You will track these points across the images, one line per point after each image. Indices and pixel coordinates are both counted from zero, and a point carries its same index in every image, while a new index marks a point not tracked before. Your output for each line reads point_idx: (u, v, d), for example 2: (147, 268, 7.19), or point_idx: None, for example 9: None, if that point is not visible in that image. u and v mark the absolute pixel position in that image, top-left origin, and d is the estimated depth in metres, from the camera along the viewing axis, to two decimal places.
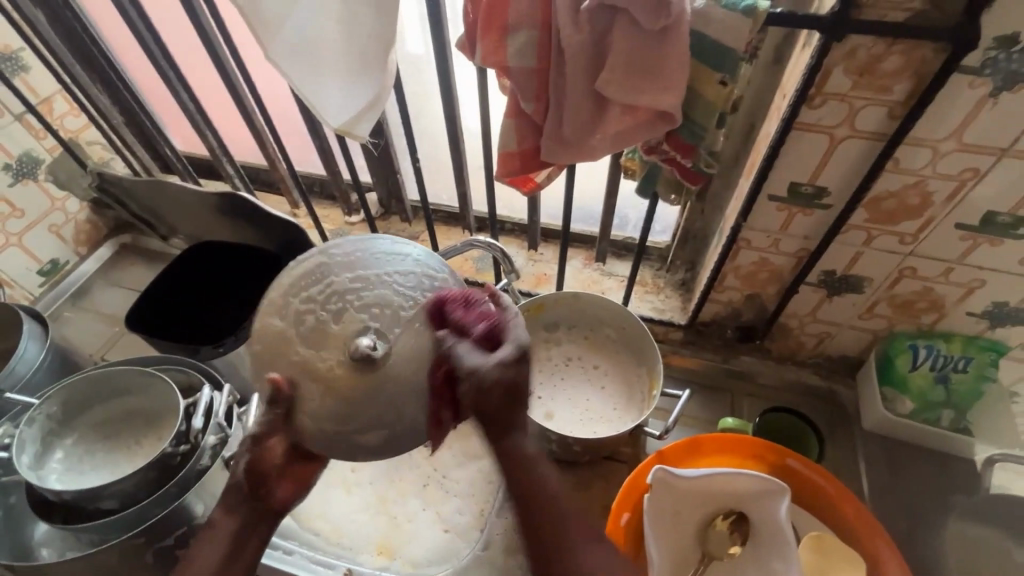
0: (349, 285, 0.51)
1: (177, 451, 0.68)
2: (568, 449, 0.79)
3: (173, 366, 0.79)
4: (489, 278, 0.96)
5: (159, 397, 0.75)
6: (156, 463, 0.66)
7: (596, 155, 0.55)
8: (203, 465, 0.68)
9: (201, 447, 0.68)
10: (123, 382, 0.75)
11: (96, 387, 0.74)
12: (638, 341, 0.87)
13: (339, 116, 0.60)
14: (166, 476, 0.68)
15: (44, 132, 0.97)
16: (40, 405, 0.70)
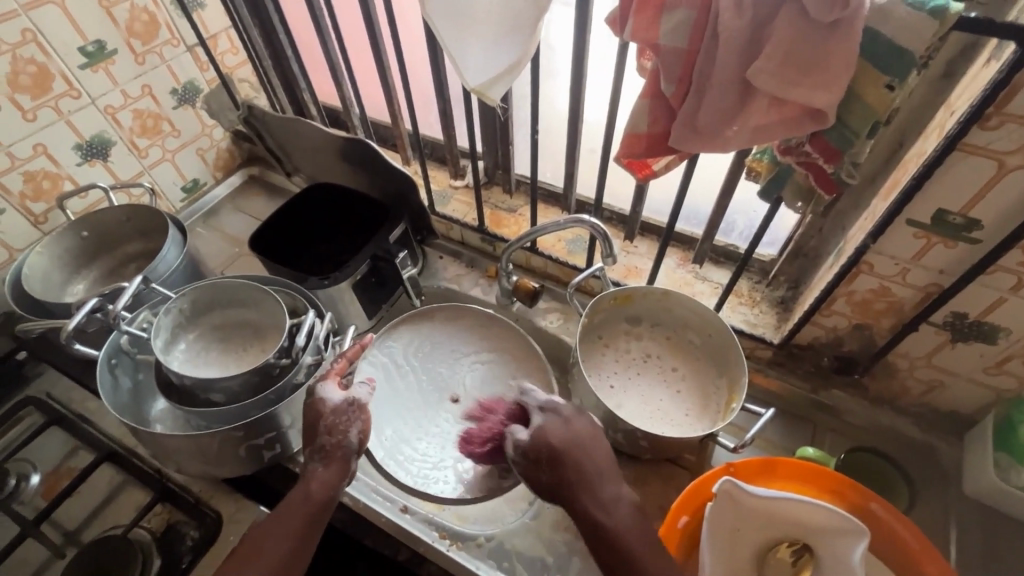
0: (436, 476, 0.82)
1: (279, 363, 0.75)
2: (634, 443, 0.77)
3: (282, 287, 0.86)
4: (580, 261, 0.97)
5: (270, 314, 0.83)
6: (260, 371, 0.73)
7: (727, 147, 0.54)
8: (298, 381, 0.75)
9: (300, 364, 0.75)
10: (243, 294, 0.83)
11: (221, 294, 0.83)
12: (724, 351, 0.85)
13: (478, 76, 0.61)
14: (265, 384, 0.75)
15: (207, 65, 1.09)
16: (175, 300, 0.79)
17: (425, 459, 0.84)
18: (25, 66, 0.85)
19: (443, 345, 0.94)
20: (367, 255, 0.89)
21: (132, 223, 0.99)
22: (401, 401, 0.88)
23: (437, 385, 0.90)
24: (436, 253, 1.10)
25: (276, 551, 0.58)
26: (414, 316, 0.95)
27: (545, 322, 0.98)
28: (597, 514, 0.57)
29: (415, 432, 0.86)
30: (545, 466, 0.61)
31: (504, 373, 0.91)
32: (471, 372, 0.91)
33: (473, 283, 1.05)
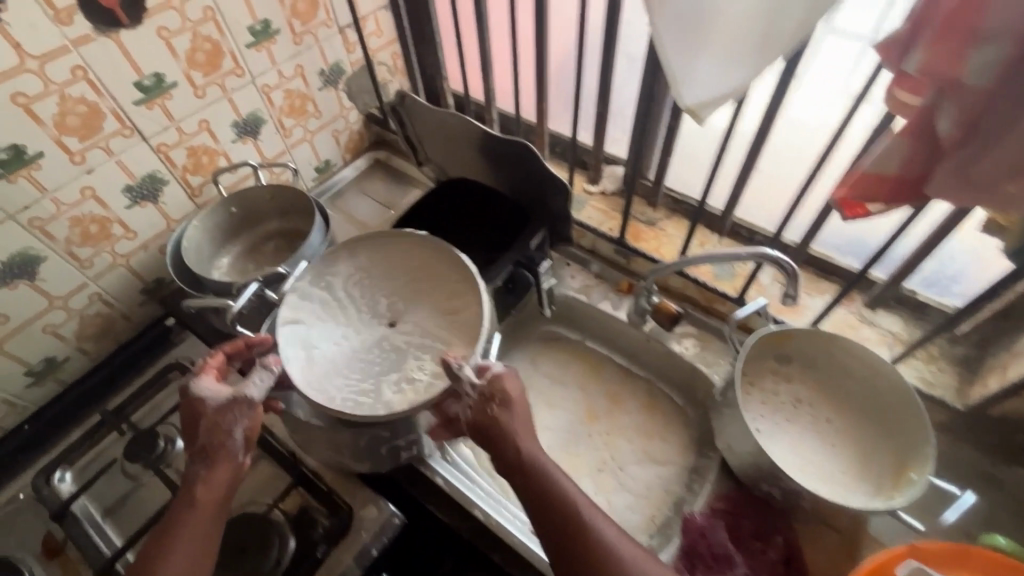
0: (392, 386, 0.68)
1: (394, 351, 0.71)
2: (792, 501, 0.70)
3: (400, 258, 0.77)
4: (729, 289, 0.92)
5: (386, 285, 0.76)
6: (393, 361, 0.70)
7: (1003, 204, 0.47)
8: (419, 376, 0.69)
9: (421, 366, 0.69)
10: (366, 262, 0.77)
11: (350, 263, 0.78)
12: (894, 410, 0.76)
13: (694, 95, 0.55)
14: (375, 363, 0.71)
15: (354, 47, 1.08)
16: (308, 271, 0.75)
17: (353, 388, 0.68)
18: (202, 43, 0.85)
19: (396, 272, 0.77)
20: (509, 262, 0.87)
21: (275, 203, 1.01)
22: (338, 330, 0.73)
23: (357, 305, 0.75)
24: (564, 260, 1.05)
25: (182, 557, 0.58)
26: (358, 239, 0.78)
27: (679, 348, 0.92)
28: (540, 456, 0.61)
29: (343, 364, 0.70)
30: (491, 408, 0.62)
31: (452, 305, 0.73)
32: (423, 292, 0.75)
33: (602, 296, 1.00)
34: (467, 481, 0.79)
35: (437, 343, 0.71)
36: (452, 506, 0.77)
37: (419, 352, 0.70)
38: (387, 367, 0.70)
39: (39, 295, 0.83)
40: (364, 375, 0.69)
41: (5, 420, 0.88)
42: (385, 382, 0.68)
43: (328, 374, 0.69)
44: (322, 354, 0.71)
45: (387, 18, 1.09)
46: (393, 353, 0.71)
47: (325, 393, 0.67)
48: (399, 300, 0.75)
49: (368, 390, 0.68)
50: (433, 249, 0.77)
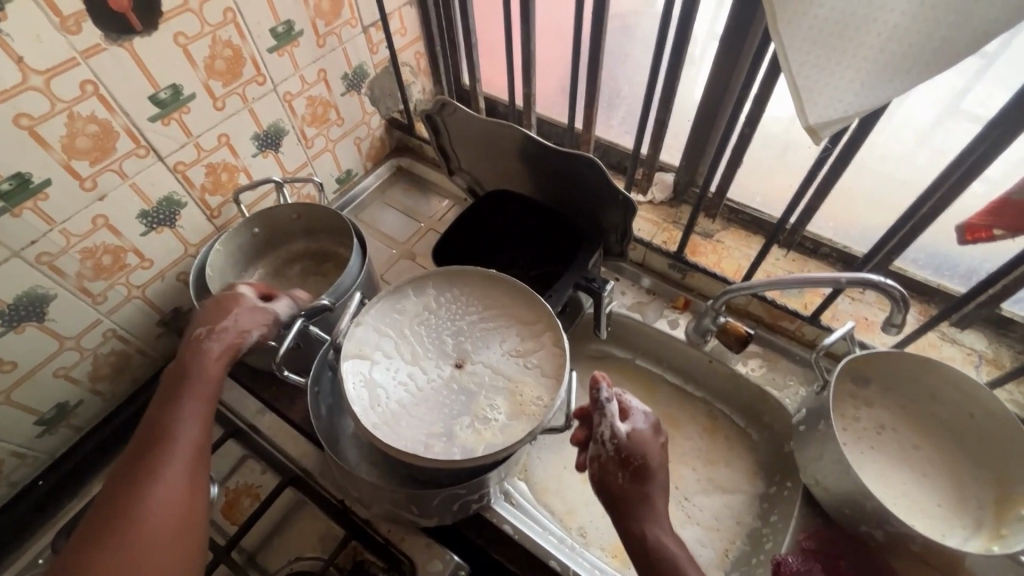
0: (465, 426, 0.61)
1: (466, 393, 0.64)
2: (894, 542, 0.66)
3: (468, 296, 0.72)
4: (800, 306, 0.86)
5: (454, 324, 0.71)
6: (464, 407, 0.63)
7: None
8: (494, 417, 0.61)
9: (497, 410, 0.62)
10: (430, 299, 0.72)
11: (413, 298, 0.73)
12: (989, 437, 0.72)
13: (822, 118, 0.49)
14: (447, 406, 0.63)
15: (378, 47, 0.99)
16: (371, 305, 0.70)
17: (422, 428, 0.61)
18: (222, 50, 0.76)
19: (465, 310, 0.71)
20: (570, 283, 0.81)
21: (302, 222, 0.93)
22: (404, 366, 0.67)
23: (426, 343, 0.69)
24: (613, 275, 0.99)
25: (191, 429, 0.56)
26: (426, 276, 0.74)
27: (744, 369, 0.87)
28: (663, 537, 0.58)
29: (408, 403, 0.63)
30: (624, 471, 0.61)
31: (523, 346, 0.67)
32: (495, 333, 0.69)
33: (657, 313, 0.94)
34: (535, 525, 0.74)
35: (510, 383, 0.64)
36: (522, 555, 0.71)
37: (493, 393, 0.63)
38: (455, 408, 0.63)
39: (49, 337, 0.74)
40: (434, 416, 0.62)
41: (15, 473, 0.79)
42: (457, 424, 0.61)
43: (395, 413, 0.62)
44: (387, 394, 0.64)
45: (412, 15, 1.00)
46: (464, 395, 0.64)
47: (389, 434, 0.60)
48: (469, 339, 0.69)
49: (439, 431, 0.61)
50: (502, 287, 0.72)
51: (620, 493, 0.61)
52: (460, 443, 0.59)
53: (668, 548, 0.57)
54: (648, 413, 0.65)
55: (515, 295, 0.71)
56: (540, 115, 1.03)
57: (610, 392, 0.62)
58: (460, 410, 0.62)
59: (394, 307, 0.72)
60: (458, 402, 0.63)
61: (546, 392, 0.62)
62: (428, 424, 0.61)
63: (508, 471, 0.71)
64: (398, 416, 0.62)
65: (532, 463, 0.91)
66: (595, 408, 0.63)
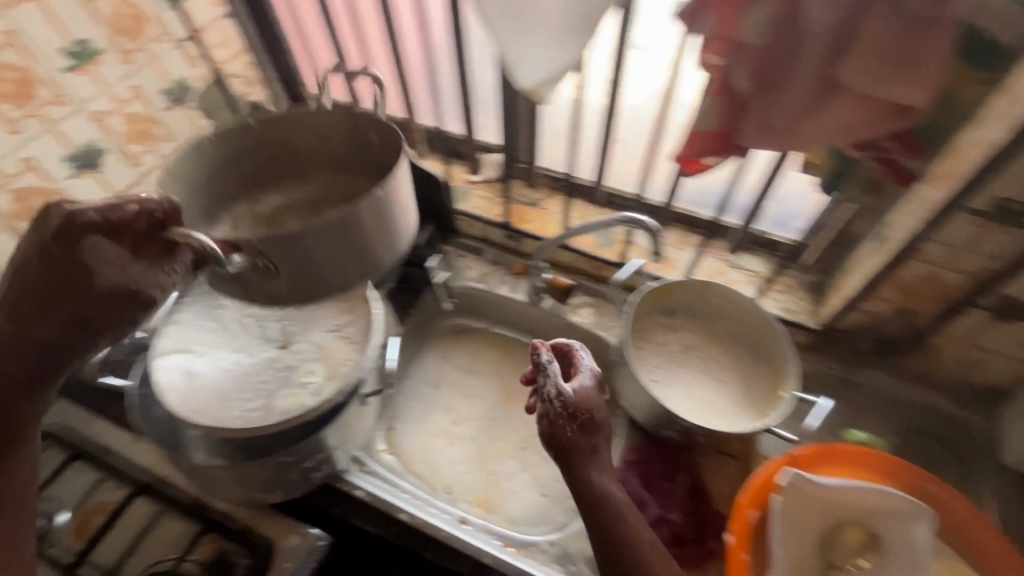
0: (282, 397, 0.65)
1: (285, 368, 0.68)
2: (690, 438, 0.77)
3: None
4: (610, 255, 0.97)
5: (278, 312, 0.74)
6: (284, 381, 0.67)
7: (805, 146, 0.53)
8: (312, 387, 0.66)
9: (314, 379, 0.67)
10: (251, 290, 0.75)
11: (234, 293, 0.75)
12: (765, 340, 0.85)
13: (547, 85, 0.59)
14: (267, 382, 0.67)
15: (197, 61, 1.01)
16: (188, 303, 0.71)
17: (241, 404, 0.64)
18: (6, 72, 0.75)
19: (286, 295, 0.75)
20: None
21: (322, 146, 0.71)
22: (226, 353, 0.70)
23: (249, 331, 0.72)
24: (458, 253, 1.05)
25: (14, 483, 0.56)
26: None
27: (578, 318, 0.96)
28: (609, 485, 0.62)
29: (231, 386, 0.66)
30: (571, 424, 0.63)
31: (340, 320, 0.72)
32: (316, 313, 0.74)
33: (499, 281, 1.02)
34: (386, 485, 0.78)
35: (328, 354, 0.69)
36: (376, 515, 0.76)
37: (312, 364, 0.68)
38: (278, 382, 0.67)
39: None
40: (254, 392, 0.66)
41: None
42: (276, 396, 0.65)
43: (214, 395, 0.65)
44: (205, 380, 0.66)
45: (232, 27, 1.05)
46: (285, 371, 0.68)
47: (208, 416, 0.63)
48: (292, 322, 0.73)
49: (257, 404, 0.64)
50: None
51: (565, 444, 0.62)
52: (276, 412, 0.63)
53: (612, 494, 0.61)
54: (594, 368, 0.68)
55: None
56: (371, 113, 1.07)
57: (550, 355, 0.68)
58: (279, 384, 0.67)
59: (215, 302, 0.74)
60: (278, 377, 0.67)
61: (355, 352, 0.68)
62: (248, 399, 0.65)
63: (353, 439, 0.75)
64: (218, 397, 0.65)
65: (402, 436, 0.95)
66: (540, 371, 0.66)
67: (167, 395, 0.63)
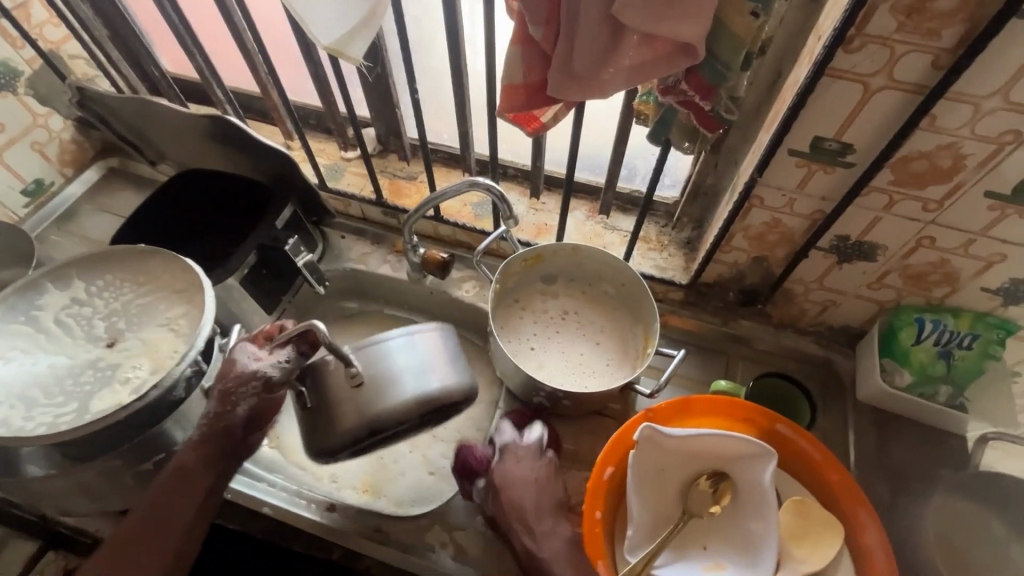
0: (98, 401, 0.60)
1: (108, 369, 0.63)
2: (558, 403, 0.77)
3: (115, 275, 0.69)
4: (487, 225, 0.94)
5: (106, 307, 0.67)
6: (105, 382, 0.62)
7: (606, 92, 0.51)
8: (138, 388, 0.61)
9: (144, 379, 0.62)
10: (73, 287, 0.68)
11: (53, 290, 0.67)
12: (638, 299, 0.84)
13: (369, 40, 0.56)
14: (85, 384, 0.62)
15: (21, 41, 0.91)
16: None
17: (51, 409, 0.59)
18: None
19: (116, 287, 0.68)
20: (253, 244, 0.81)
21: None
22: (39, 355, 0.63)
23: (69, 330, 0.65)
24: (338, 234, 1.01)
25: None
26: (69, 264, 0.69)
27: (460, 293, 0.94)
28: (537, 545, 0.61)
29: (40, 391, 0.60)
30: (489, 491, 0.67)
31: (172, 313, 0.67)
32: (147, 307, 0.68)
33: (381, 260, 0.98)
34: (254, 481, 0.75)
35: (159, 351, 0.65)
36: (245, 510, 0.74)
37: (140, 363, 0.64)
38: (95, 383, 0.62)
39: None
40: (67, 396, 0.60)
41: None
42: (92, 399, 0.60)
43: (20, 400, 0.59)
44: (9, 386, 0.60)
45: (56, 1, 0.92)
46: (107, 373, 0.63)
47: (6, 427, 0.57)
48: (120, 317, 0.67)
49: (70, 409, 0.59)
50: (154, 261, 0.70)
51: (495, 500, 0.65)
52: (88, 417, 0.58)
53: (541, 556, 0.60)
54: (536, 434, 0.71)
55: (169, 259, 0.70)
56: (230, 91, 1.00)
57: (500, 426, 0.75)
58: (98, 387, 0.61)
59: (31, 301, 0.66)
60: (98, 379, 0.62)
61: (182, 344, 0.65)
62: (58, 405, 0.59)
63: None
64: (24, 401, 0.59)
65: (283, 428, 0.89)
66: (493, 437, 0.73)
67: None
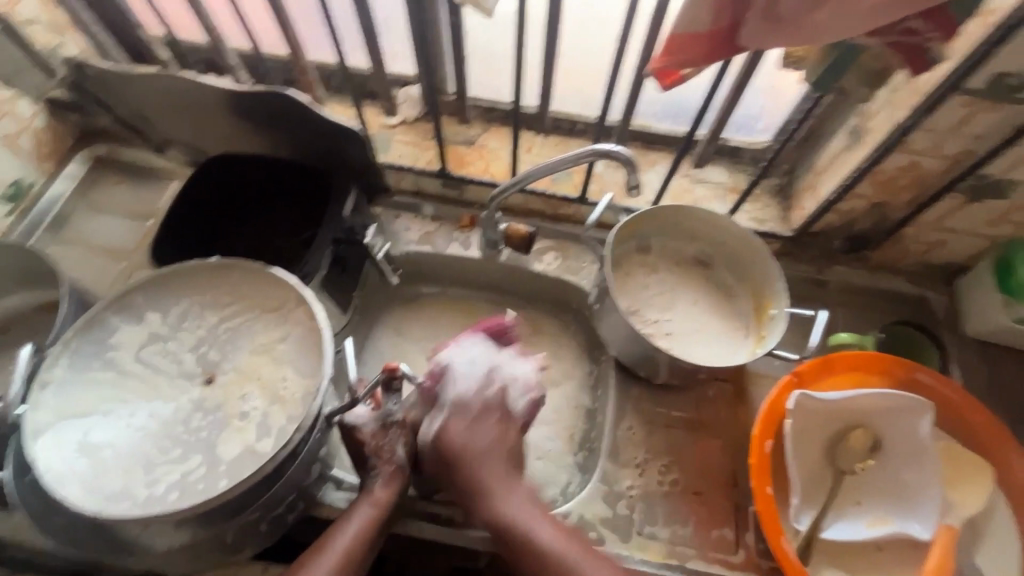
0: (224, 450, 0.51)
1: (218, 411, 0.54)
2: (689, 377, 0.72)
3: (191, 298, 0.58)
4: (569, 189, 0.86)
5: (190, 337, 0.57)
6: (221, 427, 0.53)
7: (818, 40, 0.43)
8: (263, 429, 0.53)
9: (264, 418, 0.53)
10: (145, 321, 0.57)
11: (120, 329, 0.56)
12: (745, 257, 0.78)
13: None
14: (199, 433, 0.52)
15: None
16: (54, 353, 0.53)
17: (172, 468, 0.50)
18: None
19: (197, 315, 0.58)
20: (327, 241, 0.71)
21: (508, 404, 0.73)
22: (130, 407, 0.53)
23: (156, 371, 0.55)
24: (391, 213, 0.89)
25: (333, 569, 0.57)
26: (131, 291, 0.57)
27: (542, 266, 0.86)
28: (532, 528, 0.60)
29: (152, 447, 0.51)
30: None
31: (268, 337, 0.57)
32: (238, 333, 0.58)
33: (447, 239, 0.88)
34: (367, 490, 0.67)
35: (269, 385, 0.55)
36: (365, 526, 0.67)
37: (252, 399, 0.54)
38: (213, 427, 0.53)
39: None
40: (184, 450, 0.51)
41: None
42: (215, 449, 0.51)
43: (134, 464, 0.50)
44: (113, 449, 0.51)
45: None
46: (217, 417, 0.53)
47: (130, 500, 0.48)
48: (211, 348, 0.57)
49: (195, 465, 0.50)
50: (232, 276, 0.59)
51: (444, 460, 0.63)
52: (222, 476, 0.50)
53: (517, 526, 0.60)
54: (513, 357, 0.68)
55: (252, 273, 0.59)
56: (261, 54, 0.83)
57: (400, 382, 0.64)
58: (215, 435, 0.52)
59: (100, 342, 0.55)
60: (212, 427, 0.53)
61: (291, 369, 0.55)
62: (178, 464, 0.50)
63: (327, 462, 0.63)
64: (139, 464, 0.50)
65: None
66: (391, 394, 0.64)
67: (67, 486, 0.48)
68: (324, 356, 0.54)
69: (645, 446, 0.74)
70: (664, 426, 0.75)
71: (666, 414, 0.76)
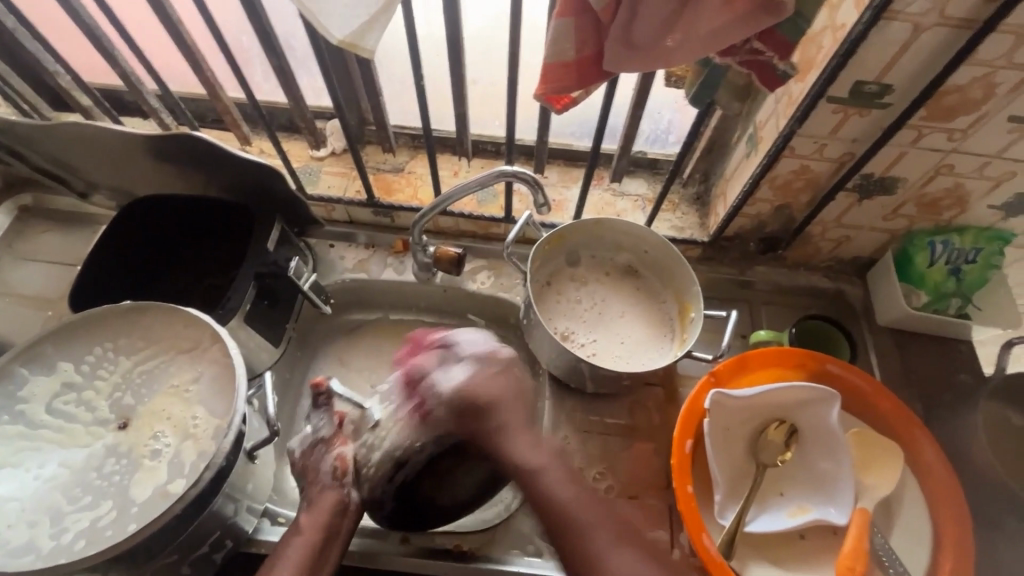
0: (136, 494, 0.51)
1: (129, 453, 0.54)
2: (616, 383, 0.74)
3: (103, 343, 0.59)
4: (495, 210, 0.89)
5: (103, 381, 0.57)
6: (131, 470, 0.52)
7: (673, 63, 0.47)
8: (174, 469, 0.53)
9: (177, 456, 0.53)
10: (55, 369, 0.57)
11: (31, 379, 0.56)
12: (665, 264, 0.81)
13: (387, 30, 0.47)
14: (109, 477, 0.52)
15: None
16: None
17: (80, 515, 0.50)
18: None
19: (110, 359, 0.58)
20: (250, 275, 0.71)
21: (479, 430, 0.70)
22: (36, 457, 0.53)
23: (66, 419, 0.55)
24: (324, 243, 0.91)
25: None
26: (42, 339, 0.58)
27: (475, 285, 0.88)
28: (551, 481, 0.57)
29: (59, 496, 0.51)
30: None
31: (180, 376, 0.57)
32: (151, 374, 0.58)
33: (381, 265, 0.89)
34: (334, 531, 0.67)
35: (182, 424, 0.55)
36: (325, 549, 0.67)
37: (164, 438, 0.54)
38: (124, 471, 0.52)
39: None
40: (93, 496, 0.51)
41: None
42: (125, 492, 0.51)
43: (41, 516, 0.50)
44: (19, 502, 0.50)
45: None
46: (127, 460, 0.53)
47: (34, 552, 0.48)
48: (122, 392, 0.57)
49: (105, 510, 0.50)
50: (145, 318, 0.60)
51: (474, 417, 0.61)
52: (132, 518, 0.50)
53: (551, 490, 0.57)
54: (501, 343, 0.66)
55: (165, 314, 0.59)
56: (179, 96, 0.85)
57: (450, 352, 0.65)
58: (125, 479, 0.52)
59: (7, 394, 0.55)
60: (123, 471, 0.53)
61: (205, 406, 0.56)
62: (86, 511, 0.50)
63: (254, 496, 0.63)
64: (46, 514, 0.50)
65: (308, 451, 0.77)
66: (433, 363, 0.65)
67: None
68: (236, 390, 0.55)
69: (580, 456, 0.76)
70: (598, 434, 0.77)
71: (600, 423, 0.78)
